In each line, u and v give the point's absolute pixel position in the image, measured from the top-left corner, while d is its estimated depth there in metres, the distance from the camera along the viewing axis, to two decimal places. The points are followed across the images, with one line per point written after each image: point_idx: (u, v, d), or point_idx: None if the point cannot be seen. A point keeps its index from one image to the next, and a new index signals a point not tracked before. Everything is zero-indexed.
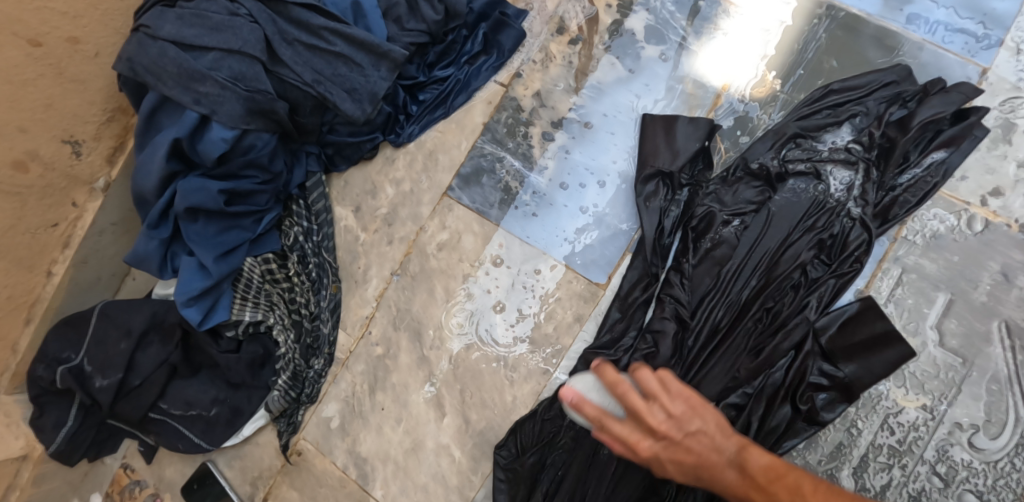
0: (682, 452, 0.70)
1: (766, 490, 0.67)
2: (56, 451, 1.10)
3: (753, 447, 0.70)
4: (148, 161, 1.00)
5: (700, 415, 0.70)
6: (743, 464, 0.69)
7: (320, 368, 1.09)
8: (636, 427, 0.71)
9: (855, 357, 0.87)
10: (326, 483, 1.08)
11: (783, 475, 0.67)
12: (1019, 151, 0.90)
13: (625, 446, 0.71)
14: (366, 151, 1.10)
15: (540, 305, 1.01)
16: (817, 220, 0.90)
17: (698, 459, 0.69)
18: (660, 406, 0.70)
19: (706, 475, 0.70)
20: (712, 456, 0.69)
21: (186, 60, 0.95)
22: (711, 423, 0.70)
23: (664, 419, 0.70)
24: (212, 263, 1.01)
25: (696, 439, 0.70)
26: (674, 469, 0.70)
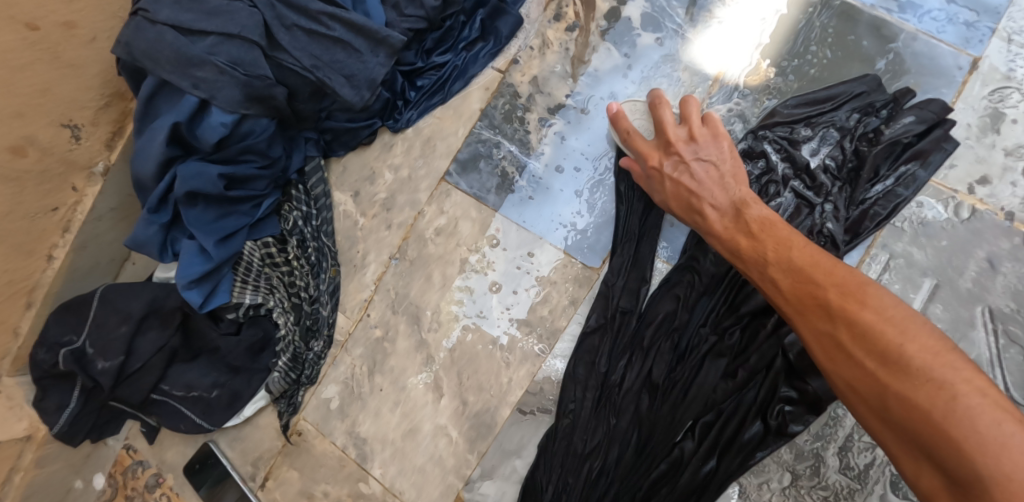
0: (692, 182, 0.87)
1: (755, 237, 0.80)
2: (58, 433, 1.12)
3: (750, 204, 0.83)
4: (146, 146, 1.01)
5: (704, 140, 0.88)
6: (739, 209, 0.83)
7: (319, 350, 1.10)
8: (653, 143, 0.91)
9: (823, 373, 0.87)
10: (326, 464, 1.10)
11: (770, 224, 0.80)
12: (1008, 140, 0.92)
13: (641, 158, 0.92)
14: (364, 137, 1.11)
15: (536, 289, 1.03)
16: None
17: (701, 183, 0.86)
18: (692, 128, 0.89)
19: (699, 199, 0.86)
20: (719, 192, 0.85)
21: (184, 45, 0.96)
22: (722, 153, 0.87)
23: (672, 163, 0.88)
24: (211, 247, 1.02)
25: (695, 164, 0.87)
26: (670, 194, 0.89)
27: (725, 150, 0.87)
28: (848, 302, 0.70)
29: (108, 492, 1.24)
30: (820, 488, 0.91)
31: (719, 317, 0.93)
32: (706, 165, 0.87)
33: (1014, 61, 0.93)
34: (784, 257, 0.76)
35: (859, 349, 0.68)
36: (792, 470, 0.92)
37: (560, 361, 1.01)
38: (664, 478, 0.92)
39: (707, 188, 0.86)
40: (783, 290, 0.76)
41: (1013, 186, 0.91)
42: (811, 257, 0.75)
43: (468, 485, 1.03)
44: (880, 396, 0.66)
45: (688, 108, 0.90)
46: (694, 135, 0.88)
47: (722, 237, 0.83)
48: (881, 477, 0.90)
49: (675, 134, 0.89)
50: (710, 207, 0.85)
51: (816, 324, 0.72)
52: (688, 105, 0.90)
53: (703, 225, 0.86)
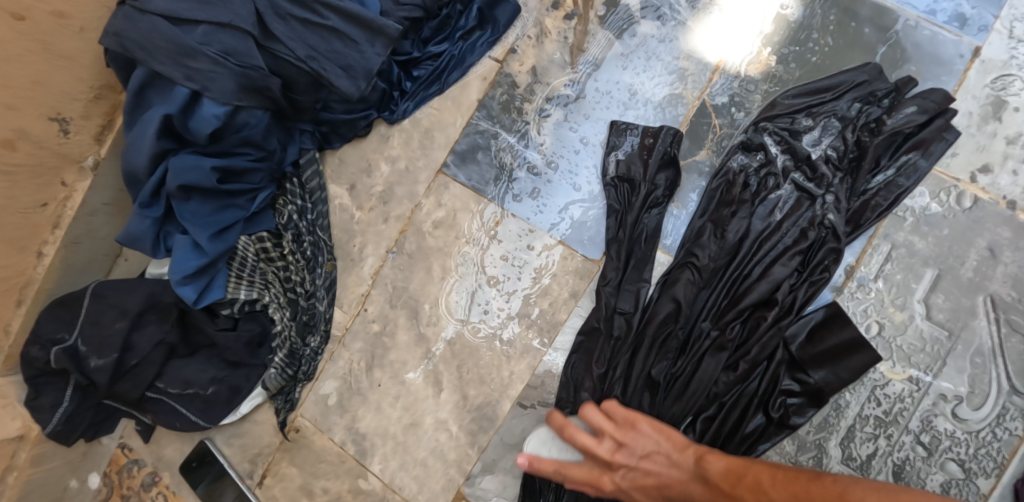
0: (651, 463, 0.84)
1: (732, 493, 0.77)
2: (52, 431, 1.10)
3: (708, 457, 0.81)
4: (138, 139, 0.98)
5: (638, 429, 0.85)
6: (703, 474, 0.80)
7: (316, 346, 1.09)
8: (591, 460, 0.88)
9: (823, 364, 0.89)
10: (326, 459, 1.09)
11: (739, 472, 0.78)
12: (1009, 128, 0.92)
13: (590, 485, 0.88)
14: (360, 129, 1.09)
15: (537, 282, 1.01)
16: (784, 235, 0.91)
17: (659, 477, 0.84)
18: (615, 433, 0.86)
19: (673, 490, 0.83)
20: (677, 480, 0.83)
21: (177, 35, 0.93)
22: (660, 425, 0.85)
23: (624, 468, 0.85)
24: (206, 242, 1.00)
25: (646, 461, 0.84)
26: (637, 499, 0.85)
27: (644, 422, 0.85)
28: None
29: (104, 491, 1.22)
30: None
31: (719, 310, 0.92)
32: (664, 460, 0.84)
33: (1016, 49, 0.92)
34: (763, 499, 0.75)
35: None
36: (794, 462, 0.92)
37: (560, 354, 1.00)
38: None
39: (651, 464, 0.84)
40: None
41: (1014, 175, 0.91)
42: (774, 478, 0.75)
43: (469, 480, 1.02)
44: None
45: (600, 445, 0.86)
46: (624, 437, 0.86)
47: (710, 478, 0.79)
48: (884, 467, 0.90)
49: (603, 451, 0.86)
50: (691, 485, 0.81)
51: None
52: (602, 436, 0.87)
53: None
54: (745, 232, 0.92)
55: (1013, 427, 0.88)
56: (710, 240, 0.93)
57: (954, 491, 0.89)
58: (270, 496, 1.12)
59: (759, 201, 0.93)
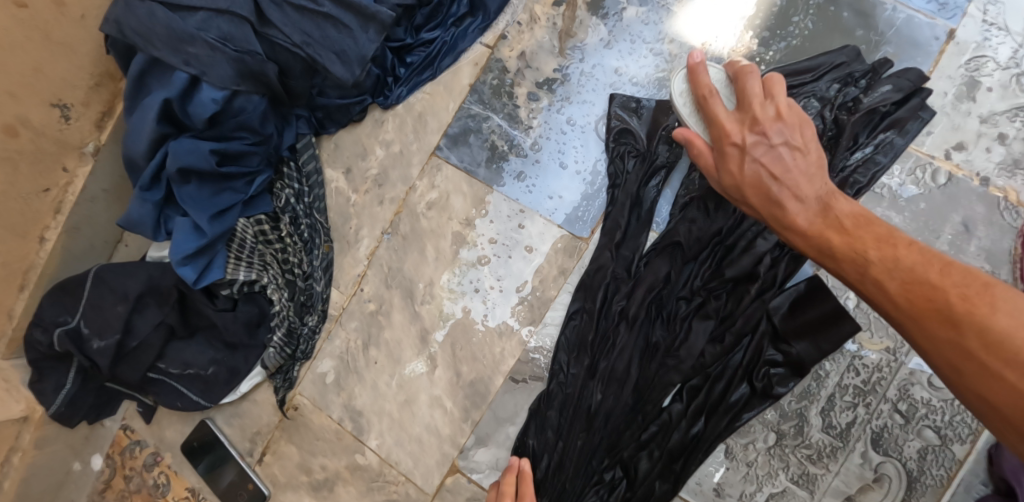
0: (775, 164, 0.80)
1: (850, 234, 0.75)
2: (56, 413, 1.14)
3: (836, 198, 0.79)
4: (138, 124, 1.02)
5: (784, 120, 0.81)
6: (826, 204, 0.78)
7: (314, 325, 1.12)
8: (732, 115, 0.84)
9: (807, 336, 0.90)
10: (324, 437, 1.12)
11: (867, 222, 0.75)
12: (982, 108, 0.95)
13: (718, 130, 0.83)
14: (355, 114, 1.12)
15: (528, 261, 1.04)
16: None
17: (789, 171, 0.80)
18: (781, 106, 0.82)
19: (785, 227, 0.80)
20: (805, 184, 0.79)
21: (175, 22, 0.96)
22: (808, 136, 0.81)
23: (757, 137, 0.81)
24: (205, 223, 1.03)
25: (786, 150, 0.80)
26: (745, 190, 0.82)
27: (817, 152, 0.81)
28: (975, 304, 0.62)
29: (106, 472, 1.24)
30: (804, 446, 0.94)
31: (705, 284, 0.94)
32: (791, 152, 0.80)
33: (989, 31, 0.95)
34: (890, 257, 0.71)
35: (989, 357, 0.60)
36: (776, 430, 0.95)
37: (550, 330, 1.02)
38: (655, 439, 0.95)
39: (798, 182, 0.79)
40: (892, 298, 0.69)
41: (987, 152, 0.95)
42: (916, 259, 0.69)
43: (464, 453, 1.05)
44: (1004, 389, 0.59)
45: (777, 85, 0.83)
46: (785, 114, 0.81)
47: (808, 234, 0.78)
48: (862, 435, 0.93)
49: (762, 110, 0.82)
50: (794, 204, 0.79)
51: (928, 327, 0.65)
52: (777, 84, 0.83)
53: (784, 219, 0.80)
54: (729, 212, 0.94)
55: None
56: (697, 217, 0.96)
57: (930, 457, 0.92)
58: (269, 474, 1.14)
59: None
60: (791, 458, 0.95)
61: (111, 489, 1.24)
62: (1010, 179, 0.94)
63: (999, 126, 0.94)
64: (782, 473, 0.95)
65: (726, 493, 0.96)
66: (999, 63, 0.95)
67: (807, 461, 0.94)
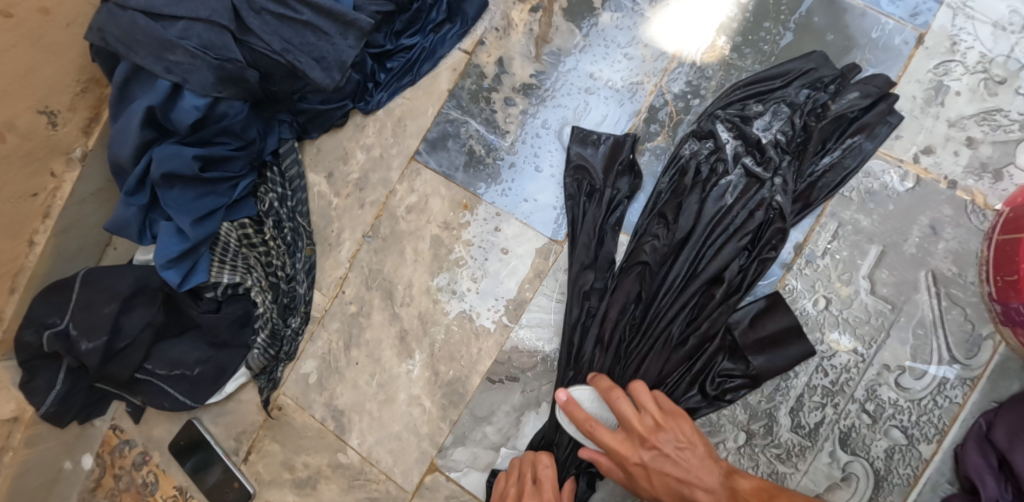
0: (677, 469, 0.80)
1: None
2: (46, 413, 1.16)
3: (735, 476, 0.80)
4: (123, 130, 1.04)
5: (666, 431, 0.81)
6: (732, 489, 0.79)
7: (297, 326, 1.14)
8: (620, 436, 0.83)
9: (764, 351, 0.94)
10: (307, 435, 1.14)
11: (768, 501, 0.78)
12: (950, 112, 0.96)
13: (614, 456, 0.83)
14: (337, 119, 1.14)
15: (505, 264, 1.05)
16: (734, 218, 0.95)
17: (688, 470, 0.80)
18: (658, 415, 0.83)
19: (691, 488, 0.79)
20: (704, 474, 0.79)
21: (156, 30, 0.98)
22: (691, 432, 0.82)
23: (652, 454, 0.81)
24: (188, 227, 1.05)
25: (674, 457, 0.80)
26: (654, 485, 0.81)
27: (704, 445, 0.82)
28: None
29: (97, 471, 1.28)
30: (773, 445, 0.96)
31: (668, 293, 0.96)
32: (685, 453, 0.80)
33: (958, 35, 0.97)
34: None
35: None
36: (746, 430, 0.97)
37: (528, 331, 1.04)
38: None
39: (693, 472, 0.79)
40: None
41: (955, 155, 0.96)
42: None
43: (442, 452, 1.07)
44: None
45: (646, 400, 0.84)
46: (664, 423, 0.82)
47: None
48: (830, 434, 0.95)
49: (642, 425, 0.82)
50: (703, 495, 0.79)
51: None
52: (647, 400, 0.84)
53: None
54: (694, 221, 0.97)
55: (953, 395, 0.93)
56: (661, 232, 0.98)
57: (897, 456, 0.94)
58: (254, 472, 1.17)
59: (709, 189, 0.97)
60: (761, 457, 0.97)
61: (102, 487, 1.28)
62: (978, 182, 0.95)
63: (966, 130, 0.96)
64: (752, 472, 0.97)
65: None
66: (967, 67, 0.96)
67: (777, 460, 0.96)
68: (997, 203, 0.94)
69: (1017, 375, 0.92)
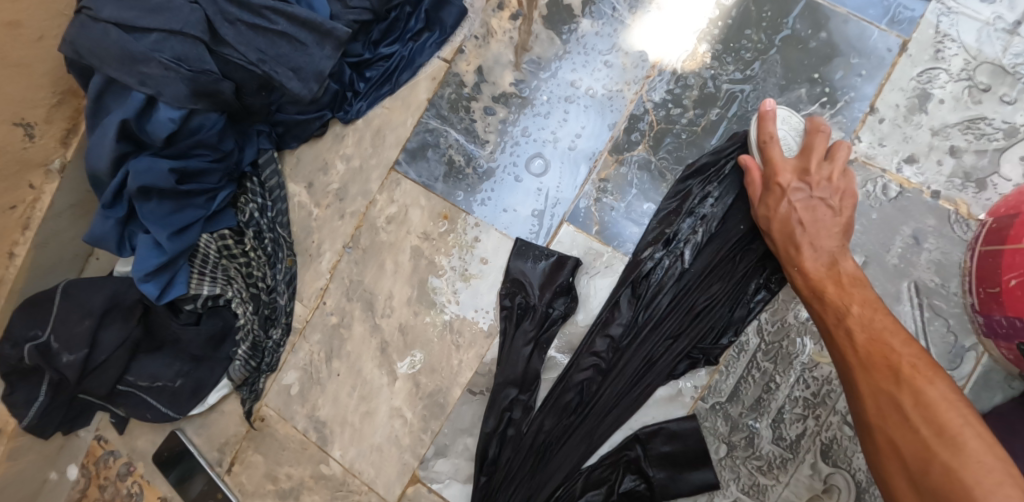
0: (809, 218, 0.88)
1: (844, 288, 0.83)
2: (29, 424, 1.17)
3: (846, 257, 0.87)
4: (98, 142, 1.03)
5: (835, 187, 0.88)
6: (835, 259, 0.86)
7: (278, 338, 1.13)
8: (793, 160, 0.90)
9: (665, 467, 0.96)
10: (289, 447, 1.13)
11: (861, 285, 0.84)
12: (934, 120, 0.95)
13: (773, 167, 0.90)
14: (315, 129, 1.13)
15: (484, 275, 1.05)
16: (642, 338, 0.97)
17: (815, 222, 0.88)
18: (834, 172, 0.89)
19: (804, 229, 0.87)
20: (824, 238, 0.87)
21: (127, 43, 0.97)
22: (846, 200, 0.89)
23: (801, 186, 0.89)
24: (165, 240, 1.04)
25: (821, 205, 0.88)
26: (773, 227, 0.90)
27: (849, 217, 0.88)
28: (917, 375, 0.73)
29: (82, 482, 1.29)
30: (754, 458, 0.96)
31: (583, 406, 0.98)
32: (826, 208, 0.88)
33: (942, 43, 0.95)
34: (867, 316, 0.80)
35: (917, 414, 0.70)
36: (727, 442, 0.96)
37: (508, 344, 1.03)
38: None
39: (817, 235, 0.87)
40: (852, 348, 0.79)
41: (938, 165, 0.94)
42: (887, 323, 0.79)
43: (423, 463, 1.06)
44: (922, 464, 0.68)
45: (841, 152, 0.89)
46: (818, 179, 0.89)
47: (809, 276, 0.86)
48: (812, 446, 0.94)
49: (817, 169, 0.89)
50: (809, 251, 0.87)
51: (875, 379, 0.75)
52: (840, 150, 0.90)
53: (795, 262, 0.88)
54: (609, 339, 0.97)
55: None
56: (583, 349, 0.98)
57: None
58: (237, 483, 1.17)
59: (620, 308, 0.98)
60: (742, 469, 0.96)
61: (87, 498, 1.28)
62: (962, 193, 0.94)
63: (950, 139, 0.94)
64: (732, 484, 0.96)
65: None
66: (951, 75, 0.95)
67: (757, 472, 0.95)
68: (980, 213, 0.93)
69: (1000, 387, 0.91)
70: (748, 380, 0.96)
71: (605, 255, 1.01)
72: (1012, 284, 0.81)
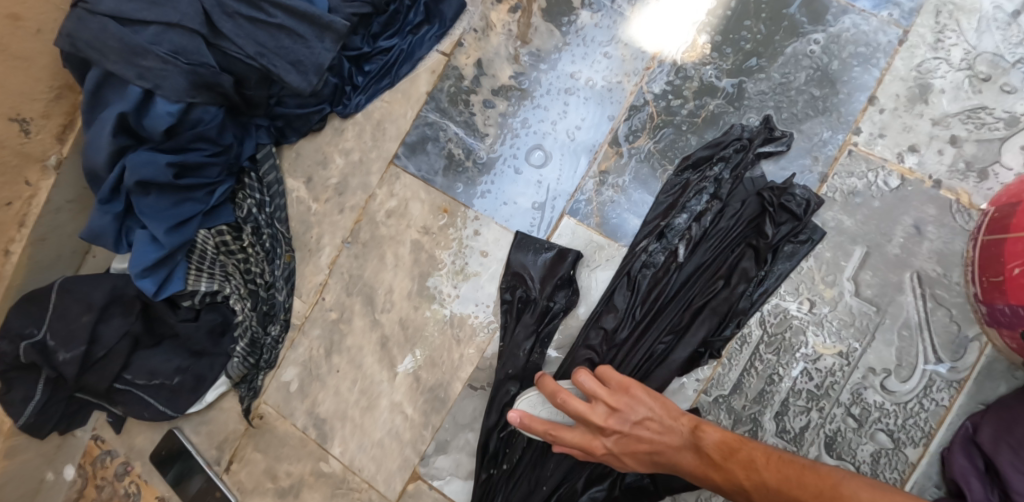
0: (648, 436, 0.85)
1: (721, 467, 0.80)
2: (25, 424, 1.15)
3: (702, 428, 0.83)
4: (96, 137, 1.02)
5: (631, 396, 0.85)
6: (697, 443, 0.82)
7: (277, 334, 1.12)
8: (582, 431, 0.87)
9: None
10: (289, 443, 1.12)
11: (738, 444, 0.81)
12: (935, 110, 0.95)
13: (581, 449, 0.87)
14: (315, 123, 1.12)
15: (483, 268, 1.04)
16: (642, 331, 0.95)
17: (653, 443, 0.84)
18: (608, 399, 0.85)
19: (663, 456, 0.84)
20: (667, 437, 0.84)
21: (126, 35, 0.97)
22: (647, 395, 0.85)
23: (616, 429, 0.85)
24: (163, 235, 1.03)
25: (639, 426, 0.85)
26: (632, 459, 0.86)
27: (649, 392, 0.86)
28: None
29: (79, 482, 1.28)
30: None
31: None
32: (651, 415, 0.85)
33: (942, 32, 0.95)
34: (759, 481, 0.77)
35: None
36: None
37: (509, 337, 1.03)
38: None
39: (653, 432, 0.85)
40: None
41: (940, 154, 0.94)
42: (781, 475, 0.76)
43: (424, 460, 1.05)
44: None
45: (612, 374, 0.87)
46: (614, 405, 0.85)
47: (693, 459, 0.83)
48: (816, 439, 0.93)
49: (595, 414, 0.85)
50: (676, 454, 0.84)
51: None
52: (608, 374, 0.87)
53: (675, 468, 0.84)
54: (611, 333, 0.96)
55: (940, 398, 0.92)
56: (583, 342, 0.97)
57: (883, 461, 0.92)
58: (236, 481, 1.16)
59: (623, 301, 0.96)
60: None
61: (84, 498, 1.27)
62: (963, 182, 0.93)
63: (951, 128, 0.94)
64: None
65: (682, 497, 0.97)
66: (951, 64, 0.95)
67: None
68: (982, 202, 0.92)
69: (1004, 377, 0.91)
70: (751, 371, 0.95)
71: (605, 248, 1.00)
72: (1016, 272, 0.81)
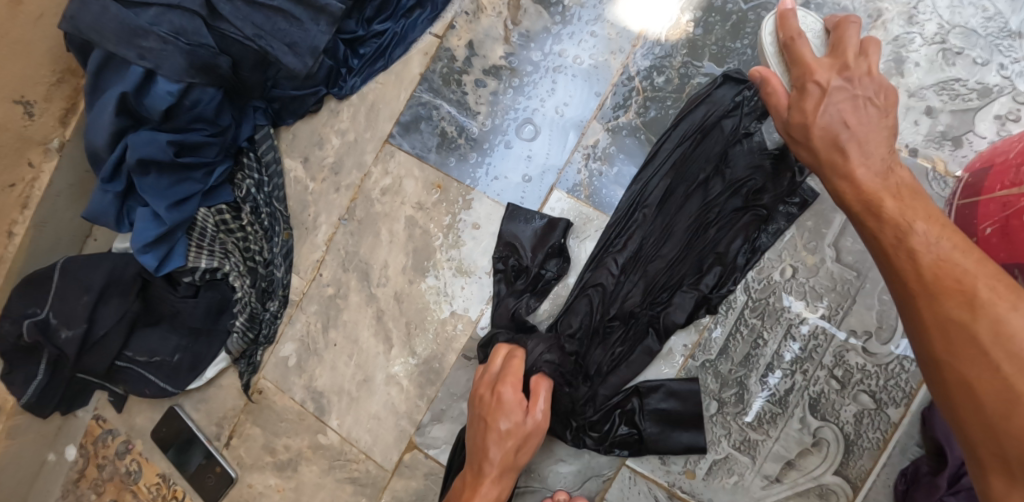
0: (850, 118, 0.79)
1: (902, 200, 0.71)
2: (27, 403, 1.18)
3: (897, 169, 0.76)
4: (97, 119, 1.05)
5: (873, 83, 0.81)
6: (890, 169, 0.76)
7: (275, 310, 1.15)
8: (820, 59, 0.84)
9: (658, 421, 0.98)
10: (287, 418, 1.15)
11: (920, 195, 0.72)
12: (910, 82, 0.98)
13: (807, 69, 0.83)
14: (311, 105, 1.15)
15: (475, 240, 1.07)
16: (631, 294, 0.99)
17: (862, 126, 0.78)
18: (870, 67, 0.82)
19: (863, 138, 0.78)
20: (872, 143, 0.78)
21: (127, 17, 1.00)
22: (890, 102, 0.81)
23: (841, 84, 0.80)
24: (164, 212, 1.06)
25: (864, 103, 0.80)
26: (812, 135, 0.80)
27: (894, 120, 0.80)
28: (998, 300, 0.60)
29: (80, 461, 1.30)
30: (744, 413, 0.98)
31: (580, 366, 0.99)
32: (871, 108, 0.79)
33: (915, 8, 0.99)
34: (932, 233, 0.66)
35: (998, 350, 0.58)
36: (718, 399, 0.98)
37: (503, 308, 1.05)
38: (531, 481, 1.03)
39: (866, 140, 0.78)
40: (916, 267, 0.65)
41: (916, 124, 0.98)
42: (955, 239, 0.65)
43: (420, 430, 1.08)
44: (1007, 405, 0.57)
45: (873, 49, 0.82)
46: (874, 73, 0.81)
47: (861, 185, 0.75)
48: (800, 401, 0.96)
49: (853, 62, 0.82)
50: (857, 155, 0.77)
51: (944, 304, 0.62)
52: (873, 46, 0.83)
53: (842, 171, 0.77)
54: (602, 297, 0.99)
55: None
56: (575, 307, 1.00)
57: (866, 421, 0.95)
58: (235, 456, 1.18)
59: (613, 266, 0.99)
60: (732, 425, 0.98)
61: (85, 478, 1.30)
62: (939, 150, 0.97)
63: (926, 100, 0.98)
64: (724, 440, 0.98)
65: (672, 460, 0.99)
66: (925, 39, 0.98)
67: (748, 427, 0.98)
68: (957, 170, 0.96)
69: None
70: (737, 336, 0.98)
71: (595, 220, 1.04)
72: (989, 232, 0.83)
